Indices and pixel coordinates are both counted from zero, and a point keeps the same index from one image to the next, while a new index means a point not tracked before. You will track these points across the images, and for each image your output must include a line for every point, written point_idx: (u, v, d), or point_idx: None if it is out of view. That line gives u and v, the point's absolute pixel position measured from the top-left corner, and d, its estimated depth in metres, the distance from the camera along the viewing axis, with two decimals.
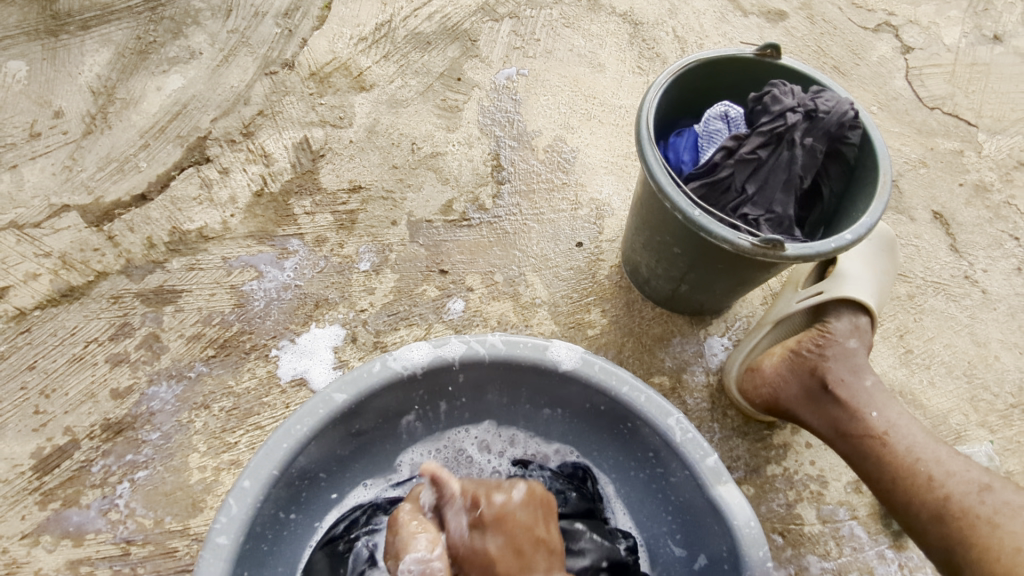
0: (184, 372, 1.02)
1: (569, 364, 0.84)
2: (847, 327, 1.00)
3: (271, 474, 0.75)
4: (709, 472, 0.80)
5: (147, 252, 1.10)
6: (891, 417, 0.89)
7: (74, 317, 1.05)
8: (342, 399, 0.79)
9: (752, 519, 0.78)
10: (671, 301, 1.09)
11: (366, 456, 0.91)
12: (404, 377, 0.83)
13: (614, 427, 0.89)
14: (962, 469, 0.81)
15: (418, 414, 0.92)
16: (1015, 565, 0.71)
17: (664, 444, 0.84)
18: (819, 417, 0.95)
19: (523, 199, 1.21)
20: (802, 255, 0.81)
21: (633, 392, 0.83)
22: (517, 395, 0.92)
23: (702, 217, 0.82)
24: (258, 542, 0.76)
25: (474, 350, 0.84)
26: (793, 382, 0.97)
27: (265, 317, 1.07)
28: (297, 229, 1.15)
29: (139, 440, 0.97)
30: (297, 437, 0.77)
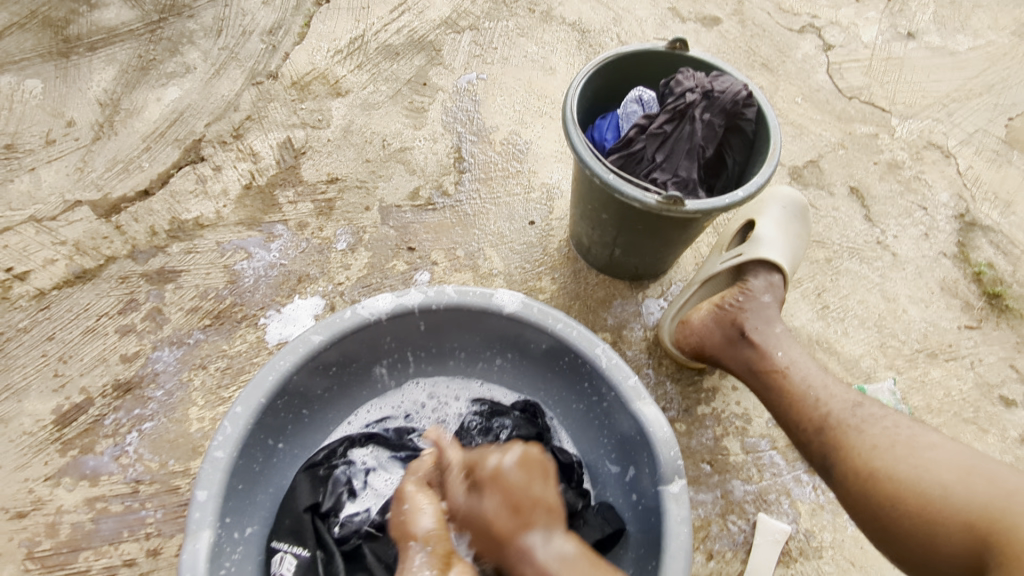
0: (183, 339, 1.17)
1: (512, 307, 0.98)
2: (762, 283, 1.15)
3: (259, 402, 0.90)
4: (631, 391, 0.94)
5: (151, 239, 1.26)
6: (793, 356, 1.03)
7: (87, 295, 1.20)
8: (317, 339, 0.94)
9: (665, 426, 0.92)
10: (610, 266, 1.24)
11: (343, 396, 1.05)
12: (372, 322, 0.98)
13: (555, 364, 1.03)
14: (843, 392, 0.95)
15: (387, 360, 1.06)
16: (872, 458, 0.84)
17: (594, 373, 0.97)
18: (737, 360, 1.09)
19: (482, 185, 1.37)
20: (699, 209, 0.96)
21: (567, 328, 0.97)
22: (472, 341, 1.07)
23: (616, 181, 0.98)
24: (250, 462, 0.91)
25: (431, 298, 0.98)
26: (717, 332, 1.11)
27: (254, 291, 1.22)
28: (282, 216, 1.30)
29: (145, 396, 1.12)
30: (280, 371, 0.91)
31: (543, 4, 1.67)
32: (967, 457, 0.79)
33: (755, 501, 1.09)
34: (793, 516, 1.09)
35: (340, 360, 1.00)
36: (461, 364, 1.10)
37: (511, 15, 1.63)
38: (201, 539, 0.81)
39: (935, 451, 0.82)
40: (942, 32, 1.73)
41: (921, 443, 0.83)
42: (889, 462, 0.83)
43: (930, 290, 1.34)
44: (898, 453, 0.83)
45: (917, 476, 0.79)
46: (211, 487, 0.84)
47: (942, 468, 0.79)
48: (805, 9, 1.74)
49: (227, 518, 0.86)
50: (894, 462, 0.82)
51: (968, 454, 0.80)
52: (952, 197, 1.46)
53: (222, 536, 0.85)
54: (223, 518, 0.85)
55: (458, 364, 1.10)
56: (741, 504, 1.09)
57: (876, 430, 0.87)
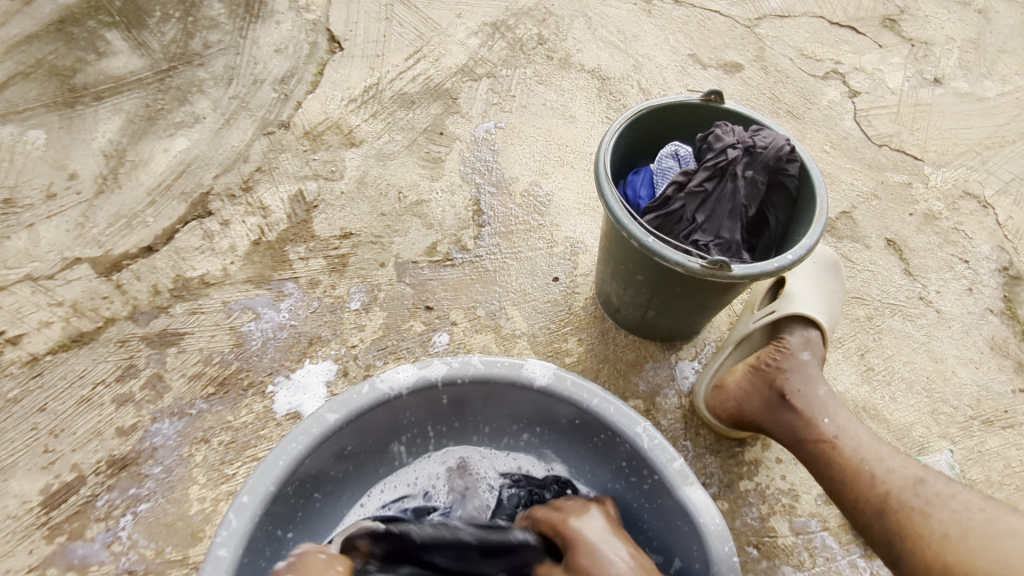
0: (185, 409, 1.09)
1: (543, 380, 0.91)
2: (801, 342, 1.10)
3: (269, 489, 0.81)
4: (676, 474, 0.85)
5: (153, 299, 1.19)
6: (840, 422, 0.97)
7: (83, 361, 1.12)
8: (333, 418, 0.86)
9: (717, 516, 0.83)
10: (641, 327, 1.16)
11: (357, 477, 0.96)
12: (392, 397, 0.90)
13: (587, 441, 0.95)
14: (900, 465, 0.89)
15: (406, 436, 0.98)
16: (944, 550, 0.77)
17: (633, 452, 0.89)
18: (779, 426, 1.03)
19: (502, 239, 1.31)
20: (747, 274, 0.89)
21: (603, 403, 0.89)
22: (498, 415, 0.98)
23: (655, 243, 0.91)
24: (257, 557, 0.81)
25: (456, 370, 0.91)
26: (754, 396, 1.06)
27: (262, 356, 1.15)
28: (292, 273, 1.23)
29: (142, 474, 1.04)
30: (293, 454, 0.83)
31: (561, 51, 1.63)
32: None
33: None
34: None
35: (356, 438, 0.92)
36: (483, 439, 1.02)
37: (529, 62, 1.59)
38: None
39: (1015, 541, 0.73)
40: (969, 77, 1.69)
41: (999, 531, 0.75)
42: (961, 552, 0.75)
43: (979, 350, 1.26)
44: (972, 541, 0.75)
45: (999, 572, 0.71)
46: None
47: None
48: (828, 54, 1.70)
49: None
50: (970, 555, 0.74)
51: None
52: (993, 249, 1.39)
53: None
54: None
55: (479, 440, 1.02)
56: None
57: (948, 513, 0.80)
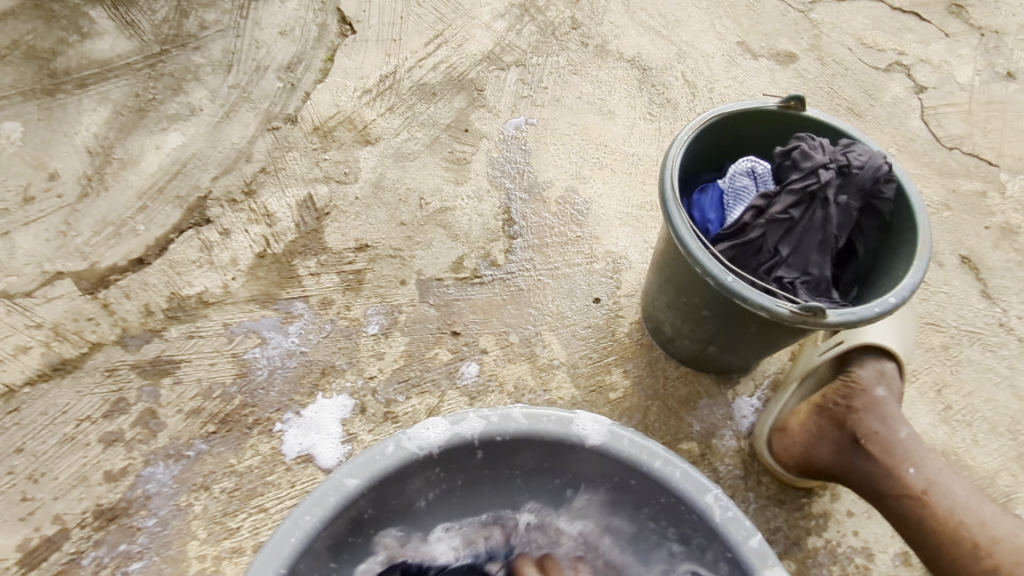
0: (182, 451, 0.96)
1: (596, 440, 0.77)
2: (874, 375, 0.92)
3: (278, 572, 0.69)
4: (755, 555, 0.72)
5: (144, 320, 1.05)
6: (929, 472, 0.83)
7: (66, 393, 0.99)
8: (353, 484, 0.73)
9: None
10: (697, 360, 1.03)
11: (377, 544, 0.82)
12: (421, 458, 0.77)
13: (644, 506, 0.82)
14: (1009, 533, 0.78)
15: (432, 494, 0.83)
16: None
17: (701, 524, 0.76)
18: (854, 474, 0.88)
19: (537, 254, 1.17)
20: (844, 321, 0.76)
21: (667, 467, 0.76)
22: (540, 471, 0.84)
23: (736, 283, 0.77)
24: None
25: (495, 425, 0.77)
26: (824, 441, 0.90)
27: (268, 388, 1.02)
28: (302, 291, 1.10)
29: (133, 527, 0.91)
30: (306, 529, 0.71)
31: (597, 36, 1.46)
32: None
33: None
34: None
35: (378, 501, 0.78)
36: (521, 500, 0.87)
37: (562, 49, 1.43)
38: None
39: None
40: None
41: None
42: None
43: None
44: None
45: None
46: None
47: None
48: (890, 44, 1.54)
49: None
50: None
51: None
52: None
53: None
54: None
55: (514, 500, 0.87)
56: None
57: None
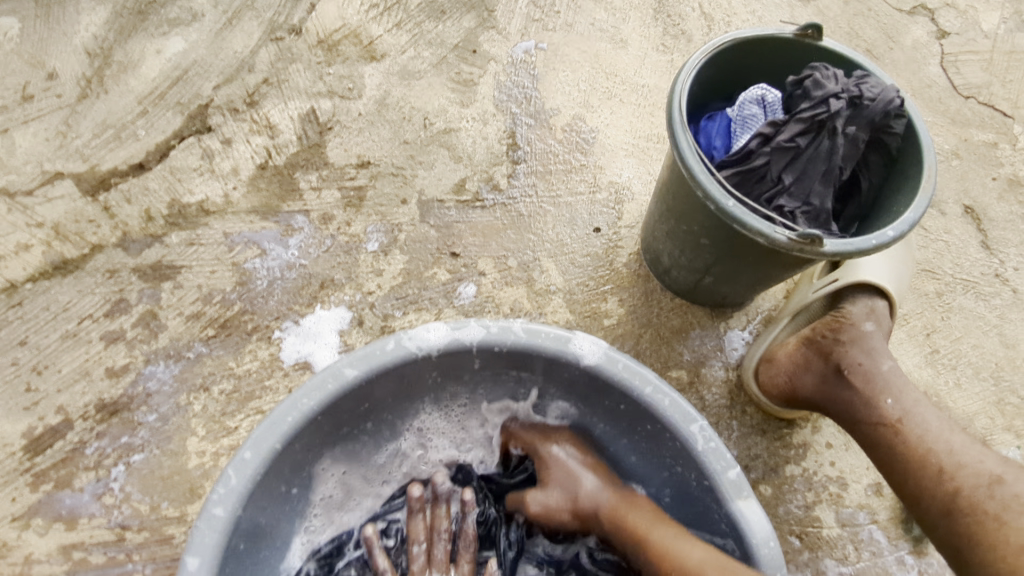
0: (182, 353, 0.98)
1: (592, 360, 0.79)
2: (864, 311, 0.94)
3: (273, 447, 0.74)
4: (731, 486, 0.76)
5: (145, 225, 1.05)
6: (906, 403, 0.85)
7: (67, 291, 1.00)
8: (351, 374, 0.76)
9: (771, 538, 0.74)
10: (693, 292, 1.04)
11: (371, 434, 0.87)
12: (419, 358, 0.79)
13: (630, 428, 0.85)
14: (974, 460, 0.78)
15: (430, 392, 0.87)
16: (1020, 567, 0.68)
17: (683, 452, 0.79)
18: (834, 403, 0.91)
19: (539, 180, 1.16)
20: (841, 252, 0.76)
21: (657, 394, 0.78)
22: (534, 383, 0.86)
23: (736, 208, 0.77)
24: (257, 515, 0.76)
25: (495, 336, 0.79)
26: (809, 371, 0.93)
27: (268, 297, 1.03)
28: (302, 205, 1.09)
29: (135, 422, 0.94)
30: (303, 412, 0.75)
31: None
32: None
33: None
34: None
35: (374, 396, 0.82)
36: (513, 406, 0.90)
37: None
38: None
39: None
40: None
41: None
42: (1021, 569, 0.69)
43: None
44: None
45: None
46: (203, 554, 0.70)
47: None
48: None
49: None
50: None
51: None
52: None
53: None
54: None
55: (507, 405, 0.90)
56: None
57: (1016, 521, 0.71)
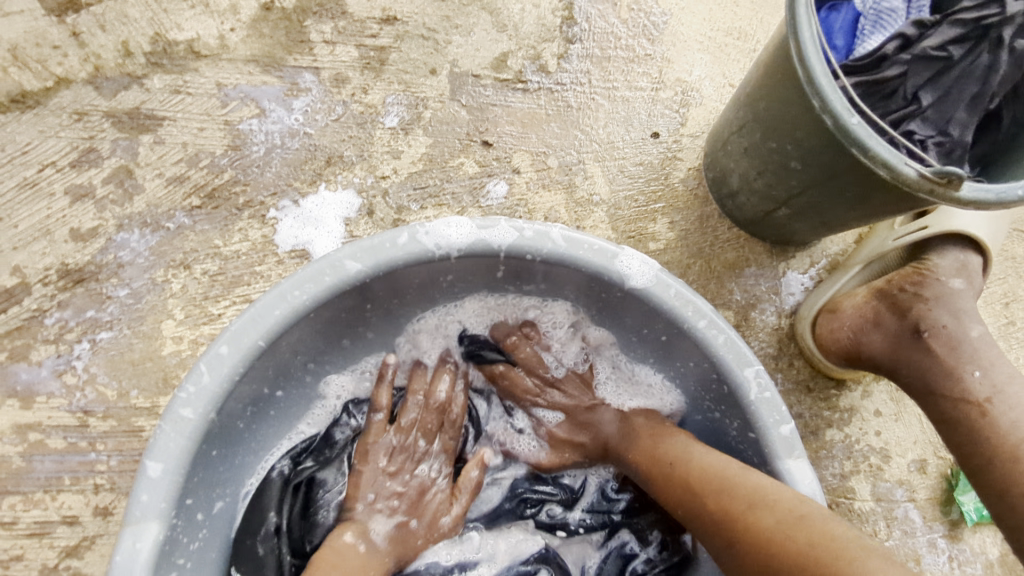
0: (160, 222, 0.84)
1: (640, 282, 0.66)
2: (954, 263, 0.80)
3: (255, 345, 0.63)
4: (781, 442, 0.64)
5: (122, 62, 0.87)
6: (997, 379, 0.74)
7: (27, 132, 0.84)
8: (354, 268, 0.64)
9: (821, 504, 0.63)
10: (759, 224, 0.89)
11: (370, 333, 0.76)
12: (436, 258, 0.66)
13: (673, 359, 0.73)
14: None
15: (443, 295, 0.75)
16: None
17: (730, 397, 0.67)
18: (905, 368, 0.79)
19: (595, 66, 0.97)
20: (979, 201, 0.61)
21: (711, 329, 0.65)
22: (569, 294, 0.74)
23: (860, 127, 0.61)
24: (231, 420, 0.67)
25: (528, 242, 0.65)
26: (879, 330, 0.80)
27: (264, 168, 0.87)
28: (311, 61, 0.91)
29: (103, 294, 0.82)
30: (294, 307, 0.64)
31: None
32: None
33: None
34: None
35: (375, 295, 0.70)
36: (542, 315, 0.79)
37: None
38: (148, 532, 0.60)
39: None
40: None
41: None
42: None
43: None
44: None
45: None
46: (169, 461, 0.61)
47: None
48: None
49: (188, 500, 0.64)
50: None
51: None
52: None
53: (179, 523, 0.63)
54: (183, 501, 0.63)
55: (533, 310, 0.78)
56: None
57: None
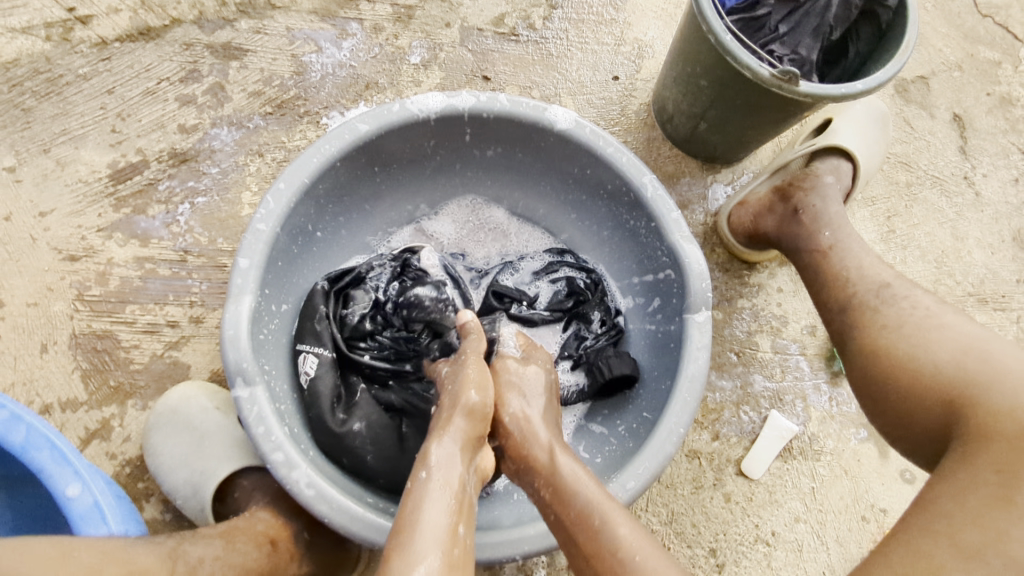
0: (243, 123, 1.14)
1: (564, 125, 0.97)
2: (829, 168, 1.09)
3: (304, 180, 0.90)
4: (672, 223, 0.95)
5: (219, 9, 1.19)
6: (840, 234, 1.00)
7: (149, 56, 1.15)
8: (365, 128, 0.93)
9: (702, 259, 0.95)
10: (689, 141, 1.18)
11: (380, 194, 1.05)
12: (421, 121, 0.96)
13: (596, 193, 1.03)
14: (873, 269, 0.92)
15: (431, 162, 1.05)
16: (879, 335, 0.82)
17: (636, 202, 0.98)
18: (786, 238, 1.06)
19: (572, 26, 1.27)
20: (813, 94, 0.89)
21: (617, 153, 0.96)
22: (519, 154, 1.04)
23: (732, 42, 0.89)
24: (290, 240, 0.93)
25: (483, 104, 0.96)
26: (772, 214, 1.08)
27: (320, 89, 1.18)
28: (357, 14, 1.22)
29: (200, 171, 1.12)
30: (327, 155, 0.92)
31: None
32: (974, 339, 0.75)
33: (771, 398, 1.14)
34: (803, 419, 1.14)
35: (383, 157, 1.00)
36: (502, 180, 1.09)
37: None
38: (243, 302, 0.85)
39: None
40: None
41: (933, 322, 0.80)
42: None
43: (1001, 238, 1.29)
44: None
45: (915, 354, 0.77)
46: (253, 256, 0.87)
47: (941, 346, 0.76)
48: None
49: (267, 290, 0.90)
50: (897, 341, 0.80)
51: (977, 335, 0.76)
52: None
53: (261, 304, 0.89)
54: (264, 288, 0.89)
55: (495, 171, 1.08)
56: (758, 398, 1.14)
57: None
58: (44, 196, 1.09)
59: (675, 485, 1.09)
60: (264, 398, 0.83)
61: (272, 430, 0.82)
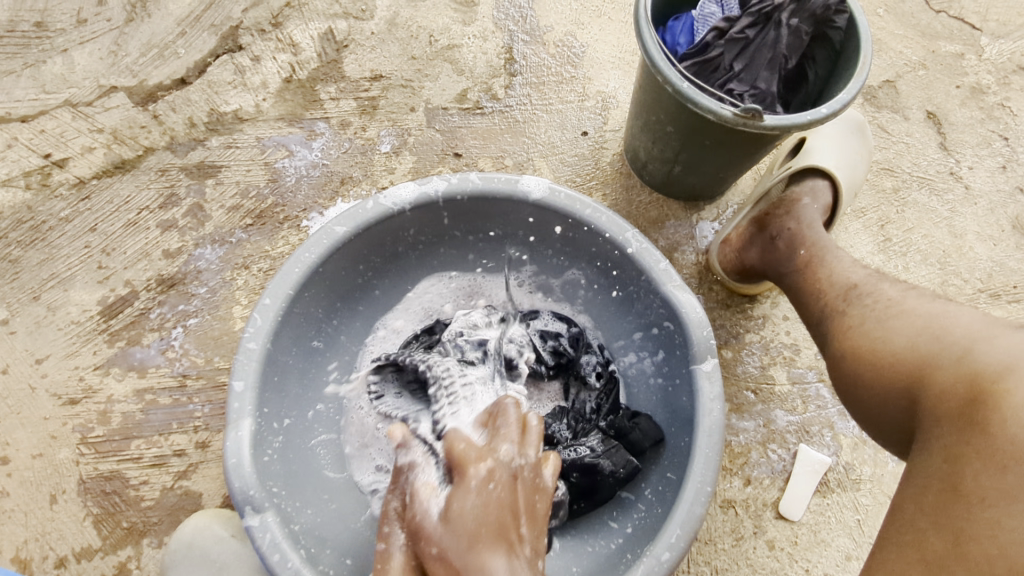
0: (225, 238, 1.15)
1: (538, 194, 0.96)
2: (804, 190, 1.09)
3: (288, 293, 0.90)
4: (661, 274, 0.93)
5: (189, 131, 1.21)
6: (818, 248, 0.99)
7: (127, 187, 1.17)
8: (341, 230, 0.93)
9: (698, 307, 0.93)
10: (667, 185, 1.18)
11: (372, 291, 1.05)
12: (395, 213, 0.96)
13: (582, 254, 1.03)
14: (848, 274, 0.93)
15: (414, 250, 1.05)
16: (846, 334, 0.83)
17: (621, 257, 0.97)
18: (769, 264, 1.05)
19: (534, 90, 1.28)
20: (779, 126, 0.87)
21: (594, 214, 0.96)
22: (497, 230, 1.05)
23: (689, 89, 0.89)
24: (283, 354, 0.92)
25: (455, 186, 0.96)
26: (754, 244, 1.08)
27: (296, 192, 1.19)
28: (323, 114, 1.24)
29: (189, 293, 1.12)
30: (307, 264, 0.91)
31: None
32: (936, 319, 0.74)
33: (797, 432, 1.10)
34: (834, 449, 1.10)
35: (366, 258, 1.00)
36: (486, 256, 1.08)
37: None
38: (241, 427, 0.84)
39: None
40: None
41: (893, 311, 0.80)
42: (983, 486, 0.56)
43: (1000, 229, 1.26)
44: (1001, 483, 0.55)
45: (877, 347, 0.77)
46: (247, 378, 0.86)
47: (905, 331, 0.76)
48: None
49: (265, 410, 0.89)
50: (860, 335, 0.80)
51: (940, 315, 0.75)
52: None
53: (262, 426, 0.87)
54: (262, 409, 0.87)
55: (478, 248, 1.07)
56: (783, 434, 1.10)
57: (1023, 421, 0.56)
58: (38, 343, 1.09)
59: (714, 539, 1.05)
60: (276, 524, 0.81)
61: (289, 556, 0.79)
